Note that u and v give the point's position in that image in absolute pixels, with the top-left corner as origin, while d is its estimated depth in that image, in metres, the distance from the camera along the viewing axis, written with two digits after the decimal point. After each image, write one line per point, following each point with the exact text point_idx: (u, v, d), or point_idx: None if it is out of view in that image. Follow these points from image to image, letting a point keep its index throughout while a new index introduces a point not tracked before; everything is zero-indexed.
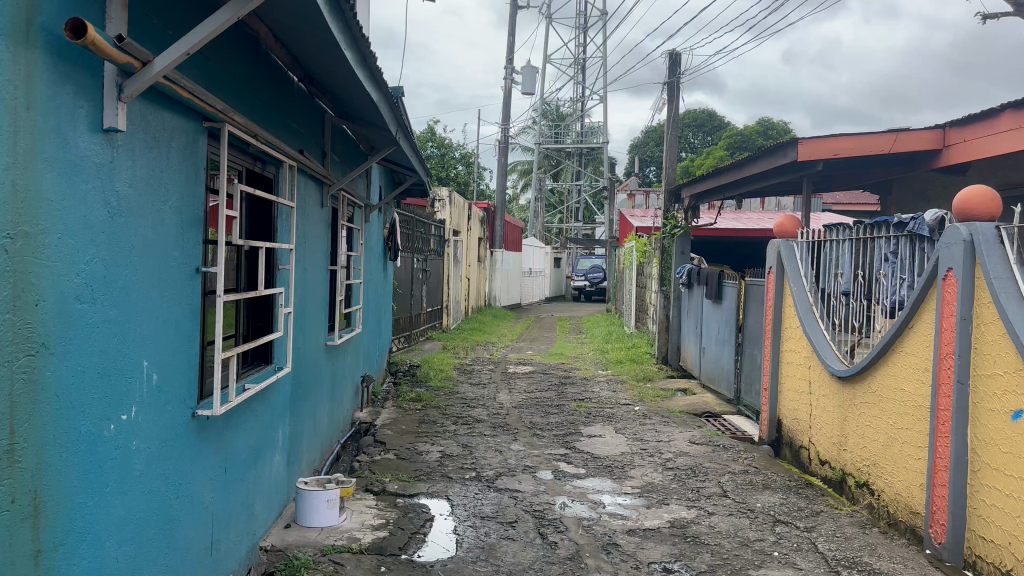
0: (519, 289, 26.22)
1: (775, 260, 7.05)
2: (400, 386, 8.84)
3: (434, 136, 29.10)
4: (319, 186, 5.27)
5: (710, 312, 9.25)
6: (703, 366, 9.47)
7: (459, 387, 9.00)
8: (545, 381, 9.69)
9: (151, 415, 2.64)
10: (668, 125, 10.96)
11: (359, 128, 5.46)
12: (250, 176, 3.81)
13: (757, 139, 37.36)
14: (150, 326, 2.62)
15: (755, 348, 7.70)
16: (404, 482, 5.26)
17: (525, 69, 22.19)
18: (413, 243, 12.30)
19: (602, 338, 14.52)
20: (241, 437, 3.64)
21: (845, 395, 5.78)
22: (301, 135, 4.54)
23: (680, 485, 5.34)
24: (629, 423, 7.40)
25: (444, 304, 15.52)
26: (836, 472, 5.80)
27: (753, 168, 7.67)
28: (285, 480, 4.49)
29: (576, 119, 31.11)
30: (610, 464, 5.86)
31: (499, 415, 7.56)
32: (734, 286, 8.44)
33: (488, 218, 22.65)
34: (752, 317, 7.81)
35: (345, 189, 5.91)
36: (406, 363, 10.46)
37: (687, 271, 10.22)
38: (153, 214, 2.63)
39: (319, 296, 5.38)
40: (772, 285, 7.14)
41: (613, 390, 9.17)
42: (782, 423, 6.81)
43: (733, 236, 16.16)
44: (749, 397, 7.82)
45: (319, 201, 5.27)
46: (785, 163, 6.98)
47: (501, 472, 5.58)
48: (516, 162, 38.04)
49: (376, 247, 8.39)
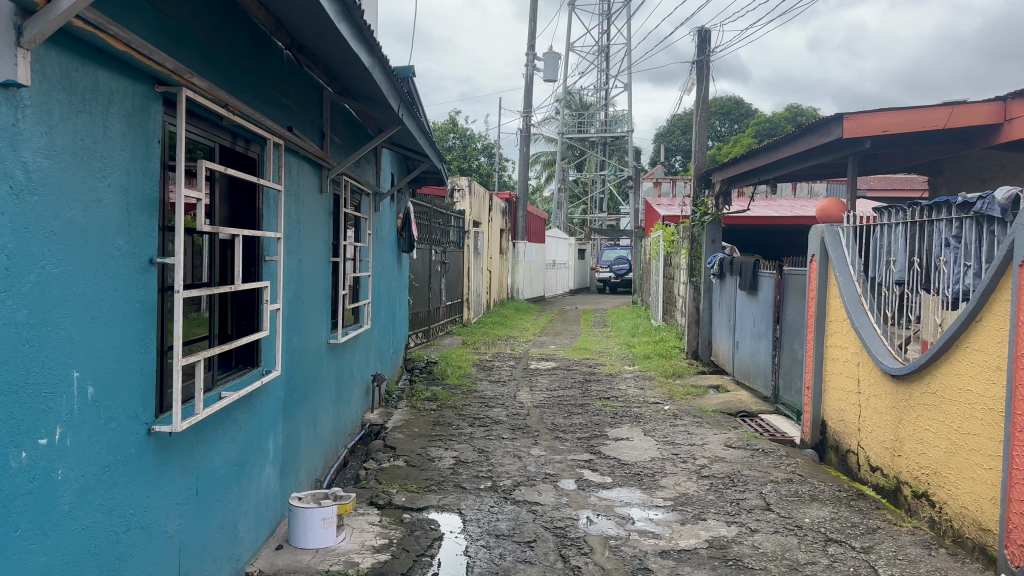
0: (542, 281, 25.74)
1: (818, 248, 6.47)
2: (416, 384, 8.40)
3: (455, 127, 28.69)
4: (317, 170, 4.80)
5: (744, 304, 8.68)
6: (737, 362, 8.92)
7: (477, 385, 8.54)
8: (569, 378, 9.20)
9: (87, 436, 2.19)
10: (698, 107, 10.39)
11: (360, 105, 4.98)
12: (225, 153, 3.35)
13: (785, 126, 36.46)
14: (83, 329, 2.18)
15: (794, 342, 7.15)
16: (413, 493, 4.79)
17: (546, 55, 21.67)
18: (430, 234, 11.86)
19: (628, 332, 13.98)
20: (217, 452, 3.19)
21: (900, 395, 5.21)
22: (290, 111, 4.07)
23: (718, 497, 4.83)
24: (658, 424, 6.90)
25: (465, 298, 15.08)
26: (890, 480, 5.25)
27: (792, 148, 7.09)
28: (278, 494, 4.03)
29: (599, 107, 30.49)
30: (639, 472, 5.36)
31: (518, 416, 7.08)
32: (770, 276, 7.87)
33: (510, 209, 22.17)
34: (792, 310, 7.24)
35: (347, 173, 5.43)
36: (423, 359, 10.02)
37: (718, 261, 9.67)
38: (84, 194, 2.18)
39: (318, 291, 4.91)
40: (814, 275, 6.57)
41: (641, 387, 8.66)
42: (826, 425, 6.26)
43: (765, 224, 15.53)
44: (789, 395, 7.26)
45: (317, 187, 4.81)
46: (828, 142, 6.40)
47: (519, 481, 5.09)
48: (539, 153, 37.53)
49: (388, 238, 7.92)
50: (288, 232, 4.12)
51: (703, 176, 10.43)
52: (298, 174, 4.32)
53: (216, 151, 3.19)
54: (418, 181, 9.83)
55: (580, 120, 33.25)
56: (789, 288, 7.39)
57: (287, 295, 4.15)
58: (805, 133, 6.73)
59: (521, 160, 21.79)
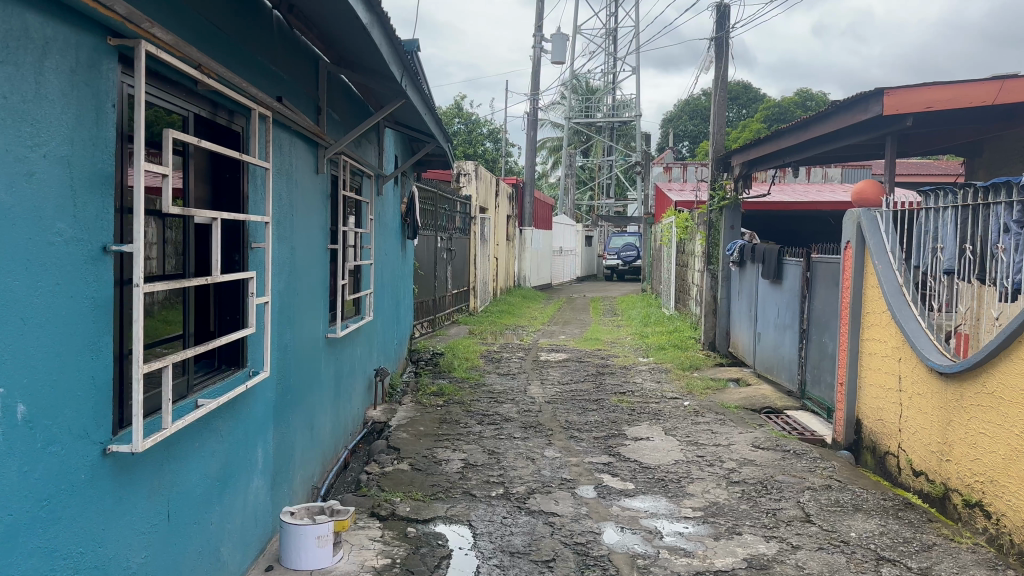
0: (549, 269, 25.31)
1: (853, 233, 6.01)
2: (421, 377, 8.00)
3: (461, 112, 28.21)
4: (313, 149, 4.36)
5: (767, 293, 8.24)
6: (758, 354, 8.48)
7: (486, 378, 8.12)
8: (581, 370, 8.79)
9: (16, 465, 1.78)
10: (716, 86, 9.90)
11: (359, 77, 4.52)
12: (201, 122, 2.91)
13: (795, 110, 35.85)
14: (9, 334, 1.76)
15: (825, 335, 6.70)
16: (418, 502, 4.37)
17: (554, 36, 21.14)
18: (436, 220, 11.42)
19: (640, 321, 13.55)
20: (191, 468, 2.77)
21: (947, 395, 4.77)
22: (279, 79, 3.62)
23: (752, 507, 4.44)
24: (678, 421, 6.48)
25: (472, 286, 14.66)
26: (936, 486, 4.81)
27: (824, 127, 6.63)
28: (268, 507, 3.62)
29: (607, 91, 29.93)
30: (664, 477, 4.94)
31: (530, 412, 6.68)
32: (798, 264, 7.42)
33: (517, 195, 21.71)
34: (822, 300, 6.81)
35: (346, 152, 4.99)
36: (429, 350, 9.61)
37: (738, 247, 9.23)
38: (10, 167, 1.75)
39: (314, 280, 4.48)
40: (848, 262, 6.11)
41: (657, 381, 8.24)
42: (862, 424, 5.84)
43: (780, 209, 15.05)
44: (818, 391, 6.84)
45: (313, 167, 4.37)
46: (866, 120, 5.94)
47: (533, 488, 4.67)
48: (545, 139, 37.06)
49: (391, 224, 7.48)
50: (278, 215, 3.68)
51: (721, 159, 9.94)
52: (289, 151, 3.89)
53: (190, 120, 2.77)
54: (422, 164, 9.38)
55: (586, 105, 32.73)
56: (820, 277, 6.94)
57: (278, 286, 3.71)
58: (839, 110, 6.27)
59: (528, 144, 21.29)
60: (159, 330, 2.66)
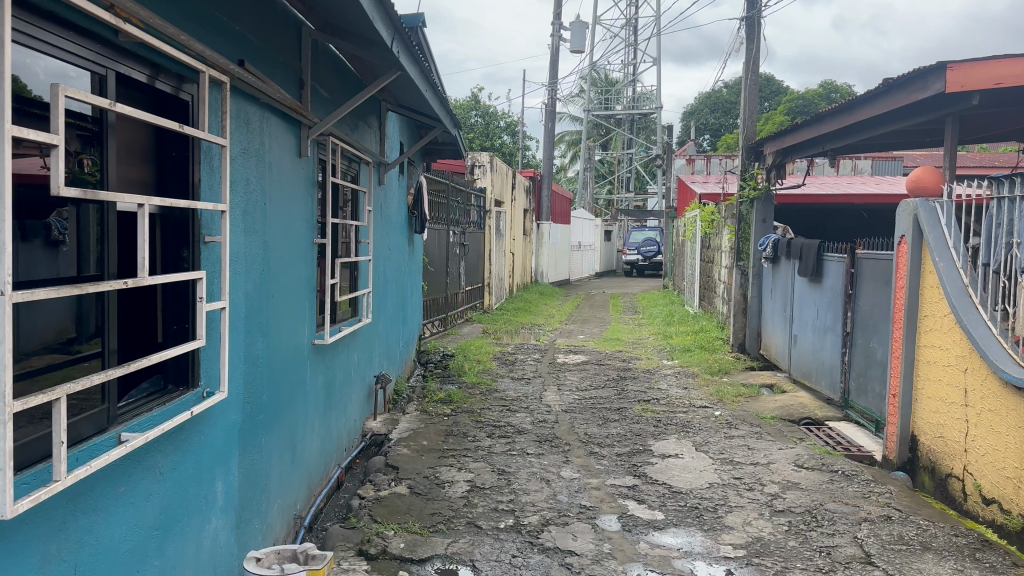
0: (568, 264, 24.69)
1: (909, 226, 5.31)
2: (428, 383, 7.43)
3: (478, 104, 27.71)
4: (293, 129, 3.79)
5: (804, 292, 7.60)
6: (794, 358, 7.83)
7: (499, 383, 7.53)
8: (601, 374, 8.19)
9: None
10: (747, 68, 9.23)
11: (347, 45, 3.93)
12: (121, 79, 2.35)
13: (819, 101, 35.01)
14: None
15: (874, 340, 6.04)
16: (414, 535, 3.79)
17: (573, 24, 20.50)
18: (448, 214, 10.86)
19: (662, 320, 12.90)
20: (113, 520, 2.19)
21: (1019, 411, 4.11)
22: (242, 41, 3.03)
23: (801, 544, 3.83)
24: (710, 434, 5.87)
25: (486, 282, 14.09)
26: (1013, 518, 4.13)
27: (874, 108, 5.95)
28: (230, 550, 3.06)
29: (626, 82, 29.22)
30: (698, 505, 4.33)
31: (546, 422, 6.10)
32: (842, 261, 6.76)
33: (535, 188, 21.09)
34: (871, 300, 6.17)
35: (337, 133, 4.40)
36: (439, 351, 9.05)
37: (771, 242, 8.57)
38: None
39: (298, 279, 3.91)
40: (903, 259, 5.42)
41: (684, 387, 7.62)
42: (918, 442, 5.19)
43: (811, 202, 14.34)
44: (864, 401, 6.21)
45: (293, 150, 3.79)
46: (926, 98, 5.26)
47: (547, 518, 4.06)
48: (563, 132, 36.44)
49: (395, 217, 6.89)
50: (242, 204, 3.10)
51: (752, 147, 9.26)
52: (257, 128, 3.29)
53: (109, 80, 2.25)
54: (431, 153, 8.80)
55: (606, 96, 32.06)
56: (866, 275, 6.30)
57: (243, 289, 3.13)
58: (893, 88, 5.59)
59: (546, 136, 20.68)
60: (80, 343, 2.18)
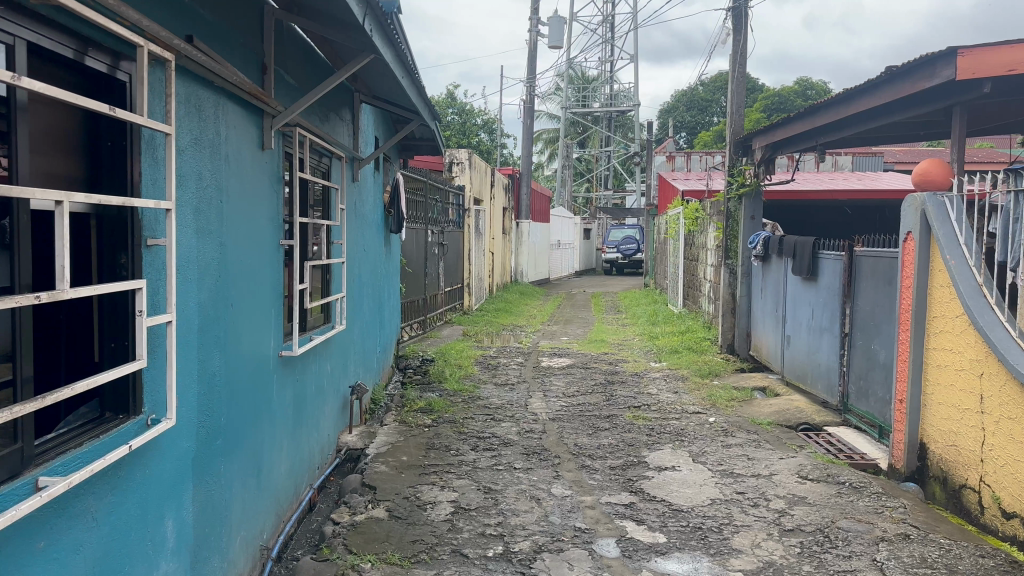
0: (547, 263, 24.38)
1: (915, 222, 5.00)
2: (407, 390, 7.05)
3: (454, 101, 27.40)
4: (254, 118, 3.41)
5: (798, 291, 7.33)
6: (788, 360, 7.56)
7: (481, 390, 7.18)
8: (588, 378, 7.86)
9: None
10: (734, 61, 8.95)
11: (313, 25, 3.54)
12: (34, 51, 1.96)
13: (795, 99, 35.03)
14: None
15: (876, 342, 5.76)
16: (394, 568, 3.43)
17: (551, 19, 20.18)
18: (426, 212, 10.48)
19: (646, 320, 12.61)
20: None
21: None
22: (189, 14, 2.65)
23: (817, 569, 3.51)
24: (706, 443, 5.56)
25: (465, 283, 13.71)
26: None
27: (876, 99, 5.69)
28: None
29: (604, 80, 28.97)
30: (701, 525, 4.01)
31: (532, 432, 5.76)
32: (839, 259, 6.48)
33: (514, 186, 20.75)
34: (871, 299, 5.89)
35: (304, 123, 4.03)
36: (418, 356, 8.68)
37: (762, 240, 8.29)
38: None
39: (262, 285, 3.53)
40: (908, 257, 5.12)
41: (674, 391, 7.31)
42: (927, 451, 4.91)
43: (795, 198, 14.12)
44: (866, 405, 5.93)
45: (255, 141, 3.42)
46: (932, 87, 4.99)
47: (540, 545, 3.71)
48: (541, 130, 36.17)
49: (371, 216, 6.51)
50: (191, 202, 2.72)
51: (740, 142, 8.99)
52: (210, 115, 2.90)
53: (17, 51, 1.85)
54: (408, 149, 8.42)
55: (583, 94, 31.82)
56: (866, 273, 6.02)
57: (193, 298, 2.75)
58: (896, 77, 5.33)
59: (525, 134, 20.36)
60: (27, 346, 1.90)
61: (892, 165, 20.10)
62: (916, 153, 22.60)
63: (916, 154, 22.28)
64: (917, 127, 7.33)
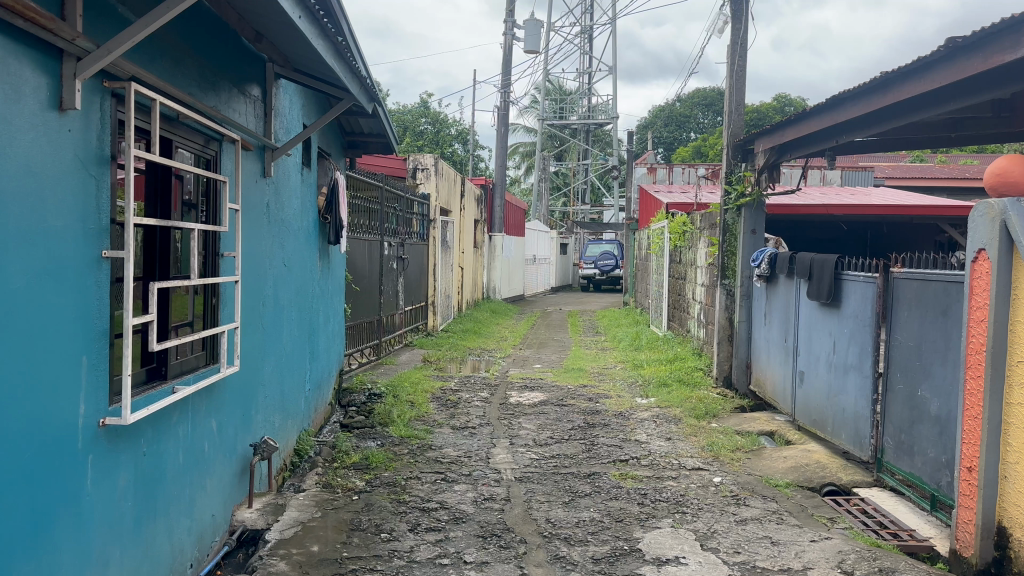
0: (522, 279, 23.20)
1: (991, 235, 3.83)
2: (341, 437, 5.76)
3: (429, 111, 26.27)
4: (35, 59, 2.13)
5: (815, 319, 6.18)
6: (801, 401, 6.38)
7: (432, 435, 5.93)
8: (564, 419, 6.65)
9: None
10: (734, 53, 7.83)
11: None
12: None
13: (775, 114, 34.32)
14: None
15: (924, 388, 4.58)
16: None
17: (527, 22, 19.07)
18: (382, 222, 9.23)
19: (628, 344, 11.43)
20: None
21: None
22: None
23: None
24: (715, 518, 4.35)
25: (430, 301, 12.42)
26: None
27: (927, 83, 4.56)
28: None
29: (582, 92, 27.94)
30: None
31: (492, 500, 4.51)
32: (870, 282, 5.33)
33: (488, 198, 19.57)
34: (913, 331, 4.74)
35: (153, 77, 2.76)
36: (364, 389, 7.41)
37: (767, 257, 7.15)
38: None
39: (50, 321, 2.24)
40: (981, 282, 3.93)
41: (667, 438, 6.10)
42: (1011, 539, 3.69)
43: (788, 213, 13.01)
44: (908, 465, 4.74)
45: (35, 93, 2.14)
46: (1012, 62, 3.85)
47: None
48: (518, 143, 35.13)
49: (296, 225, 5.24)
50: None
51: (740, 145, 7.85)
52: None
53: None
54: (356, 146, 7.19)
55: (562, 105, 30.76)
56: (905, 301, 4.87)
57: None
58: (960, 52, 4.20)
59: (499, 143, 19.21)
60: None
61: (883, 180, 19.17)
62: (904, 168, 21.68)
63: (905, 171, 21.39)
64: (949, 125, 6.23)
